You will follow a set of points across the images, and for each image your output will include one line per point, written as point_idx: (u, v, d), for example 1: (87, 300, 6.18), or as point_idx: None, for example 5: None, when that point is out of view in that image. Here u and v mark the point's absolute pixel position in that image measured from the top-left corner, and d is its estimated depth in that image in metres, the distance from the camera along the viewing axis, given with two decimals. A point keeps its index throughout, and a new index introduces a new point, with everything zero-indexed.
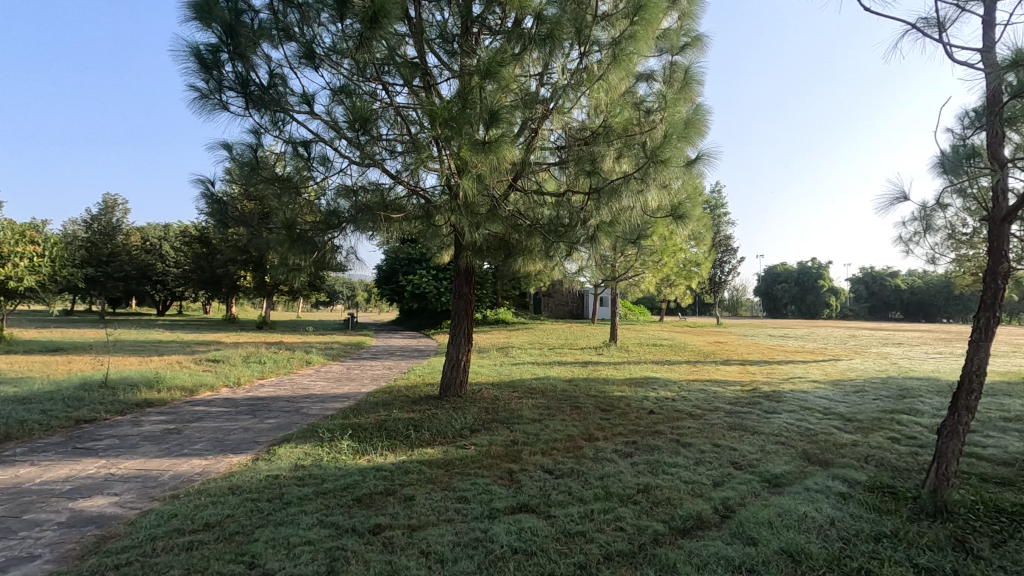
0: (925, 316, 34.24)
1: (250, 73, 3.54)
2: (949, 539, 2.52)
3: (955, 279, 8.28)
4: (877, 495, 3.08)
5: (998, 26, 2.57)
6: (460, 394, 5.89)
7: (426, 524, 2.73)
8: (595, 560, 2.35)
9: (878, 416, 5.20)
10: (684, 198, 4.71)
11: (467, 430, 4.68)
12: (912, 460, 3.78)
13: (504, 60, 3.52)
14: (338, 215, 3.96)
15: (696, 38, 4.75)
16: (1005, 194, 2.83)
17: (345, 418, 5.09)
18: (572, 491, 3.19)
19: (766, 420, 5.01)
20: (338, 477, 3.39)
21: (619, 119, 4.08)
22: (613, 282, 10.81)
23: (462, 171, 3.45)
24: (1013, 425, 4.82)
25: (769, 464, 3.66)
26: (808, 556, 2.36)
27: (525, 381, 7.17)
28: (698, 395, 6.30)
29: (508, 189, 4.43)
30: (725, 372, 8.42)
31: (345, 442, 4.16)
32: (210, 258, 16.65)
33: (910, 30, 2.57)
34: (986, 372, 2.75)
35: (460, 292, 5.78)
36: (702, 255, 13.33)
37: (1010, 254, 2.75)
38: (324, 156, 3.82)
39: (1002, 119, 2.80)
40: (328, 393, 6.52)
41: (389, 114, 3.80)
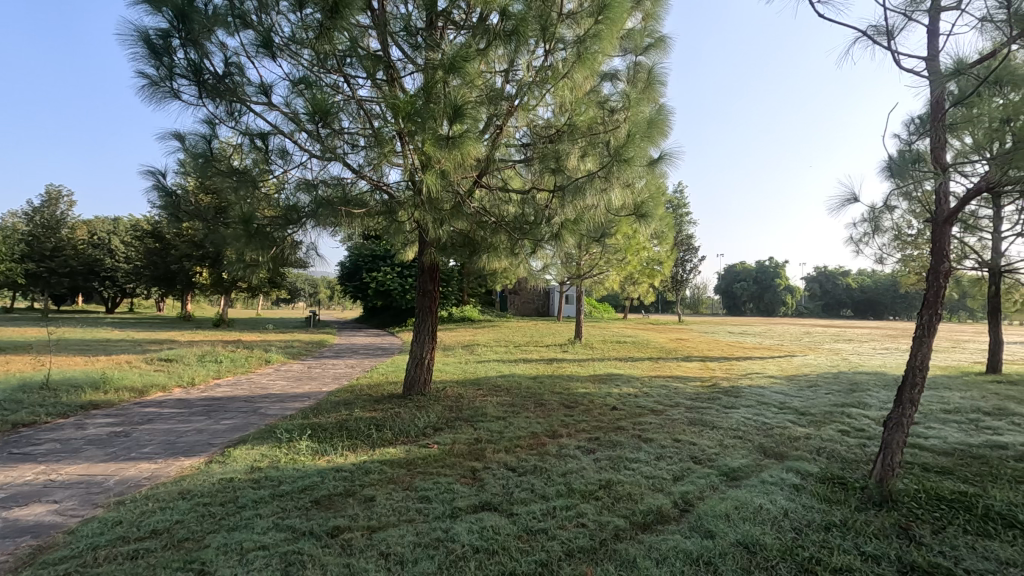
0: (874, 314, 35.91)
1: (204, 61, 3.38)
2: (894, 527, 2.63)
3: (901, 278, 8.72)
4: (828, 486, 3.19)
5: (941, 36, 2.69)
6: (424, 393, 5.81)
7: (387, 525, 2.68)
8: (557, 557, 2.34)
9: (829, 410, 5.40)
10: (648, 197, 4.77)
11: (430, 429, 4.61)
12: (860, 451, 3.94)
13: (468, 54, 3.46)
14: (297, 210, 3.83)
15: (660, 39, 4.81)
16: (947, 197, 2.95)
17: (305, 418, 4.96)
18: (534, 489, 3.18)
19: (725, 415, 5.12)
20: (296, 479, 3.30)
21: (584, 117, 4.11)
22: (579, 280, 10.95)
23: (425, 167, 3.41)
24: (952, 417, 5.08)
25: (727, 458, 3.74)
26: (762, 548, 2.41)
27: (490, 379, 7.12)
28: (660, 391, 6.42)
29: (473, 186, 4.40)
30: (686, 368, 8.61)
31: (304, 442, 4.06)
32: (163, 254, 16.00)
33: (861, 36, 2.66)
34: (929, 366, 2.86)
35: (424, 289, 5.70)
36: (665, 254, 13.65)
37: (951, 254, 2.86)
38: (283, 149, 3.70)
39: (944, 127, 2.83)
40: (288, 393, 6.35)
41: (351, 107, 3.69)
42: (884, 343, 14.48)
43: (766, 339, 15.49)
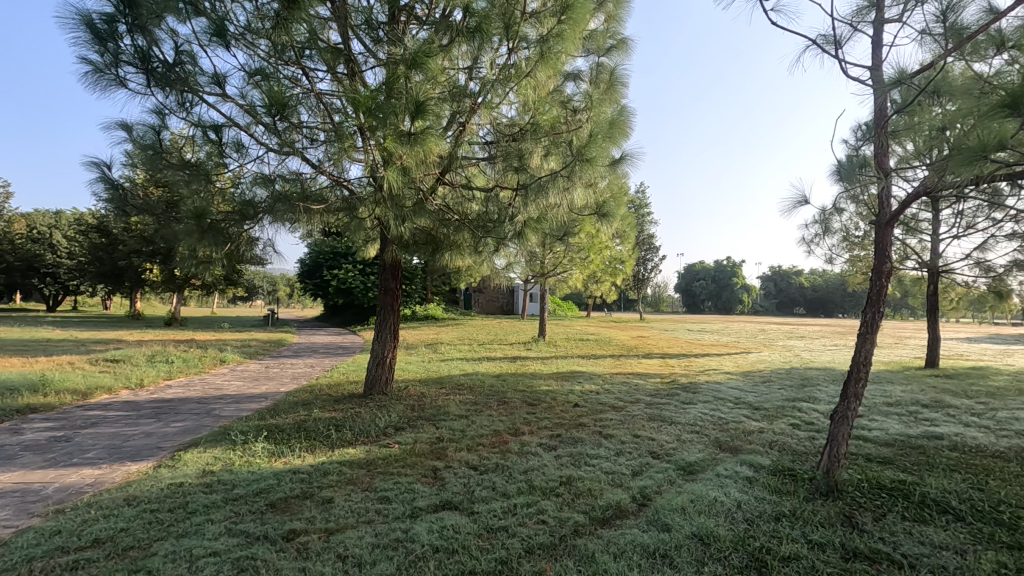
0: (824, 312, 37.49)
1: (153, 48, 3.22)
2: (839, 516, 2.75)
3: (849, 277, 9.13)
4: (779, 477, 3.31)
5: (884, 46, 2.81)
6: (385, 392, 5.73)
7: (345, 527, 2.63)
8: (516, 555, 2.35)
9: (781, 405, 5.60)
10: (610, 197, 4.84)
11: (390, 429, 4.55)
12: (809, 444, 4.10)
13: (431, 50, 3.42)
14: (253, 205, 3.71)
15: (622, 41, 4.91)
16: (889, 200, 3.10)
17: (261, 419, 4.83)
18: (495, 487, 3.18)
19: (683, 411, 5.25)
20: (251, 482, 3.20)
21: (547, 117, 4.13)
22: (543, 278, 11.07)
23: (387, 162, 3.36)
24: (893, 409, 5.35)
25: (684, 453, 3.83)
26: (715, 539, 2.48)
27: (453, 377, 7.08)
28: (621, 388, 6.53)
29: (436, 183, 4.35)
30: (647, 365, 8.78)
31: (260, 444, 3.94)
32: (110, 249, 15.26)
33: (810, 45, 2.76)
34: (872, 362, 2.99)
35: (386, 287, 5.62)
36: (627, 253, 13.89)
37: (893, 255, 3.01)
38: (238, 142, 3.58)
39: (887, 133, 2.97)
40: (244, 393, 6.16)
41: (310, 100, 3.59)
42: (837, 343, 13.98)
43: (726, 338, 15.01)
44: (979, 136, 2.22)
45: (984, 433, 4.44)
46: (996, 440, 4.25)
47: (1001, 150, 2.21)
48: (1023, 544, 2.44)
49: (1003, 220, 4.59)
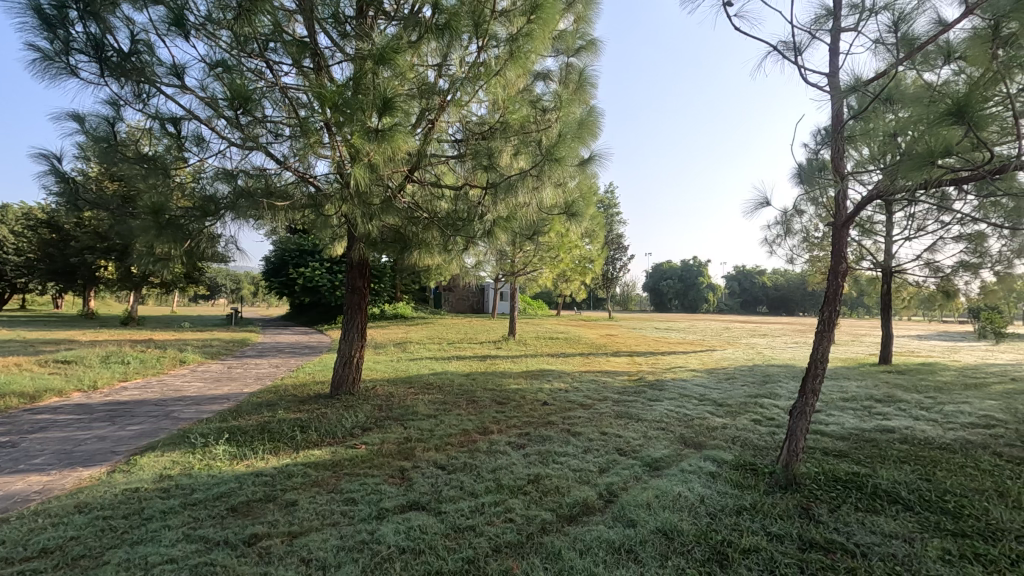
0: (786, 310, 38.63)
1: (107, 36, 3.07)
2: (797, 508, 2.84)
3: (809, 277, 9.43)
4: (740, 472, 3.40)
5: (841, 54, 2.91)
6: (352, 393, 5.64)
7: (309, 530, 2.58)
8: (483, 554, 2.35)
9: (744, 401, 5.75)
10: (578, 196, 4.89)
11: (357, 429, 4.50)
12: (770, 439, 4.22)
13: (400, 46, 3.37)
14: (215, 200, 3.60)
15: (592, 42, 4.95)
16: (845, 202, 3.22)
17: (222, 421, 4.70)
18: (463, 486, 3.17)
19: (650, 408, 5.35)
20: (211, 486, 3.11)
21: (517, 115, 4.13)
22: (513, 276, 11.11)
23: (354, 159, 3.31)
24: (849, 404, 5.56)
25: (650, 449, 3.90)
26: (679, 533, 2.54)
27: (421, 377, 7.03)
28: (589, 386, 6.59)
29: (405, 181, 4.30)
30: (615, 363, 8.89)
31: (221, 447, 3.83)
32: (62, 246, 14.63)
33: (771, 51, 2.85)
34: (829, 359, 3.10)
35: (353, 286, 5.53)
36: (596, 253, 14.04)
37: (849, 255, 3.12)
38: (199, 135, 3.47)
39: (843, 138, 3.08)
40: (205, 395, 5.98)
41: (274, 94, 3.52)
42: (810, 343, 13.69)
43: (699, 339, 14.65)
44: (928, 144, 2.31)
45: (933, 426, 4.66)
46: (943, 432, 4.46)
47: (947, 157, 2.32)
48: (965, 531, 2.57)
49: (951, 222, 4.83)
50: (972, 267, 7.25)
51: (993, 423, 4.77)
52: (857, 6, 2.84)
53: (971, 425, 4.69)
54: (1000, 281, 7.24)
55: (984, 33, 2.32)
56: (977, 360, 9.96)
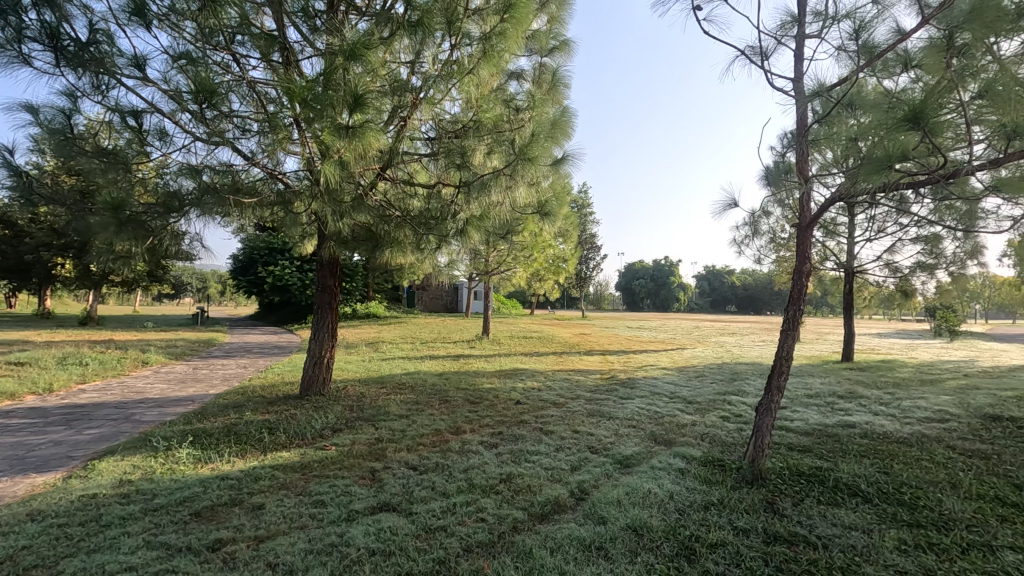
0: (754, 310, 39.53)
1: (63, 24, 2.93)
2: (762, 502, 2.91)
3: (776, 276, 9.68)
4: (709, 468, 3.47)
5: (804, 60, 3.00)
6: (323, 393, 5.55)
7: (276, 534, 2.53)
8: (454, 554, 2.34)
9: (713, 398, 5.86)
10: (552, 196, 4.91)
11: (327, 430, 4.43)
12: (737, 435, 4.32)
13: (371, 43, 3.32)
14: (179, 196, 3.42)
15: (565, 43, 4.98)
16: (810, 204, 3.31)
17: (186, 424, 4.57)
18: (435, 487, 3.15)
19: (621, 406, 5.41)
20: (174, 491, 3.02)
21: (490, 114, 4.12)
22: (487, 276, 11.11)
23: (324, 156, 3.26)
24: (813, 400, 5.72)
25: (621, 447, 3.94)
26: (648, 529, 2.57)
27: (394, 376, 6.96)
28: (562, 385, 6.63)
29: (377, 179, 4.25)
30: (587, 362, 8.96)
31: (185, 450, 3.72)
32: (15, 243, 13.99)
33: (739, 55, 2.91)
34: (794, 356, 3.19)
35: (324, 285, 5.44)
36: (570, 252, 14.11)
37: (813, 256, 3.21)
38: (162, 129, 3.37)
39: (808, 142, 3.16)
40: (169, 397, 5.81)
41: (241, 89, 3.41)
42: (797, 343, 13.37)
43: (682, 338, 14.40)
44: (887, 148, 2.39)
45: (891, 421, 4.83)
46: (901, 427, 4.63)
47: (904, 161, 2.40)
48: (920, 521, 2.67)
49: (908, 224, 5.01)
50: (929, 268, 7.54)
51: (947, 417, 4.98)
52: (820, 14, 2.92)
53: (927, 420, 4.88)
54: (954, 281, 7.55)
55: (938, 43, 2.41)
56: (932, 357, 10.37)
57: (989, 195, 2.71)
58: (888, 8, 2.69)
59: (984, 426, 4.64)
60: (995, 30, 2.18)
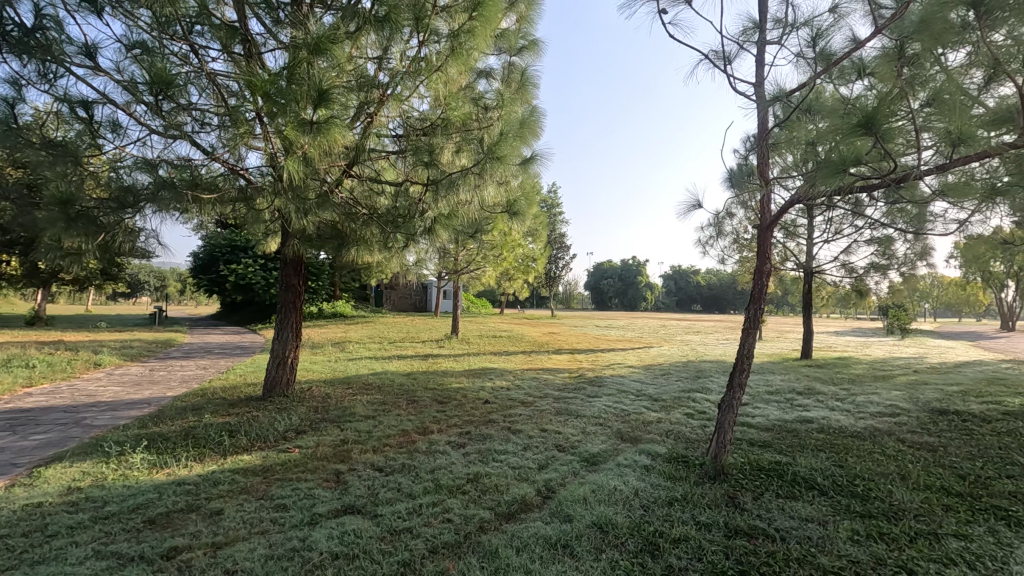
0: (719, 309, 40.49)
1: (6, 8, 2.76)
2: (724, 497, 2.98)
3: (739, 276, 9.93)
4: (673, 464, 3.53)
5: (765, 65, 3.07)
6: (287, 394, 5.42)
7: (234, 540, 2.45)
8: (419, 556, 2.31)
9: (678, 396, 5.97)
10: (520, 195, 4.91)
11: (291, 432, 4.34)
12: (700, 432, 4.41)
13: (337, 37, 3.26)
14: (134, 190, 3.31)
15: (533, 43, 4.99)
16: (770, 206, 3.40)
17: (141, 427, 4.39)
18: (401, 488, 3.12)
19: (589, 404, 5.46)
20: (126, 498, 2.90)
21: (458, 112, 4.07)
22: (456, 275, 11.06)
23: (287, 151, 3.17)
24: (774, 397, 5.89)
25: (588, 445, 3.97)
26: (613, 526, 2.59)
27: (361, 377, 6.85)
28: (530, 383, 6.66)
29: (343, 176, 4.17)
30: (556, 361, 9.02)
31: (139, 455, 3.58)
32: None
33: (704, 59, 2.96)
34: (754, 354, 3.27)
35: (288, 284, 5.32)
36: (539, 251, 14.17)
37: (773, 256, 3.30)
38: (115, 121, 3.24)
39: (768, 145, 3.25)
40: (123, 400, 5.57)
41: (201, 81, 3.29)
42: (768, 343, 13.42)
43: (656, 338, 14.29)
44: (842, 152, 2.47)
45: (846, 416, 5.02)
46: (855, 421, 4.82)
47: (858, 165, 2.49)
48: (872, 512, 2.77)
49: (862, 226, 5.20)
50: (882, 268, 7.85)
51: (897, 412, 5.20)
52: (781, 21, 2.99)
53: (879, 414, 5.08)
54: (905, 281, 7.89)
55: (890, 53, 2.51)
56: (884, 354, 10.80)
57: (936, 199, 2.83)
58: (844, 17, 2.78)
59: (931, 419, 4.86)
60: (942, 41, 2.27)
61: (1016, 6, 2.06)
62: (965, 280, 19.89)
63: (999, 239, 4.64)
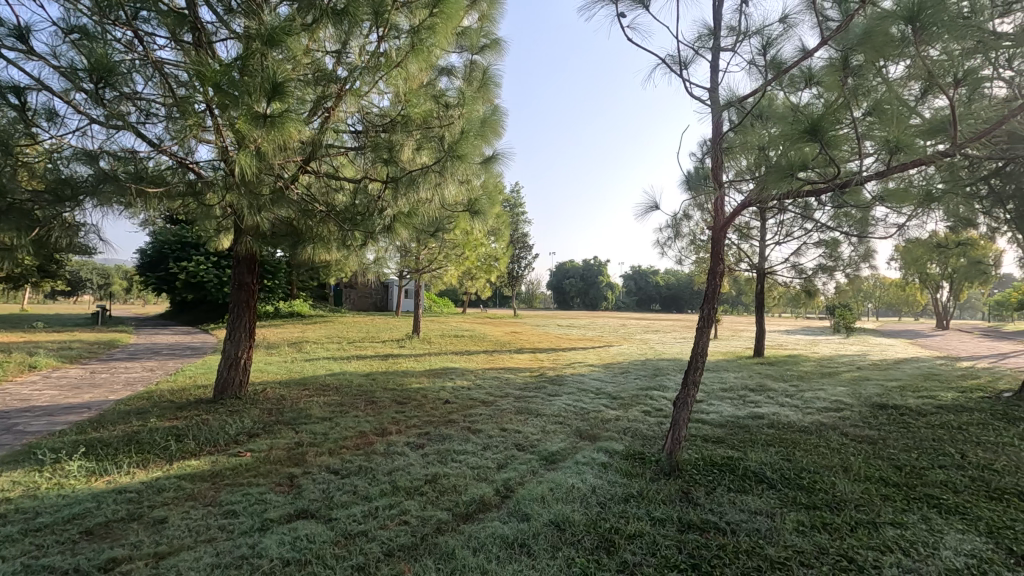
0: (677, 308, 41.51)
1: None
2: (678, 492, 3.04)
3: (696, 276, 10.19)
4: (629, 461, 3.59)
5: (719, 72, 3.15)
6: (239, 396, 5.23)
7: (179, 549, 2.35)
8: (374, 559, 2.27)
9: (636, 393, 6.09)
10: (482, 194, 4.90)
11: (243, 435, 4.19)
12: (657, 429, 4.50)
13: (292, 29, 3.16)
14: (72, 183, 3.05)
15: (495, 41, 4.98)
16: (724, 208, 3.50)
17: (80, 433, 4.16)
18: (357, 491, 3.05)
19: (549, 403, 5.49)
20: (60, 508, 2.73)
21: (419, 110, 3.96)
22: (417, 273, 10.97)
23: (238, 144, 3.05)
24: (728, 394, 6.07)
25: (547, 443, 4.00)
26: (571, 524, 2.62)
27: (318, 378, 6.70)
28: (491, 382, 6.66)
29: (298, 171, 4.06)
30: (518, 360, 9.05)
31: (77, 462, 3.39)
32: None
33: (661, 64, 3.01)
34: (708, 352, 3.35)
35: (241, 282, 5.13)
36: (502, 251, 14.19)
37: (726, 257, 3.39)
38: (52, 109, 2.98)
39: (722, 148, 3.34)
40: (59, 404, 5.26)
41: (146, 69, 3.10)
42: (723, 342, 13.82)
43: (618, 337, 14.50)
44: (789, 157, 2.57)
45: (794, 411, 5.22)
46: (802, 417, 5.01)
47: (804, 170, 2.59)
48: (816, 503, 2.89)
49: (811, 230, 5.41)
50: (829, 269, 8.21)
51: (842, 407, 5.45)
52: (734, 29, 3.08)
53: (825, 409, 5.31)
54: (850, 281, 8.27)
55: (836, 63, 2.62)
56: (830, 352, 11.31)
57: (877, 203, 2.96)
58: (793, 28, 2.89)
59: (872, 414, 5.11)
60: (883, 52, 2.37)
61: (949, 22, 2.18)
62: (906, 281, 20.98)
63: (935, 243, 4.92)
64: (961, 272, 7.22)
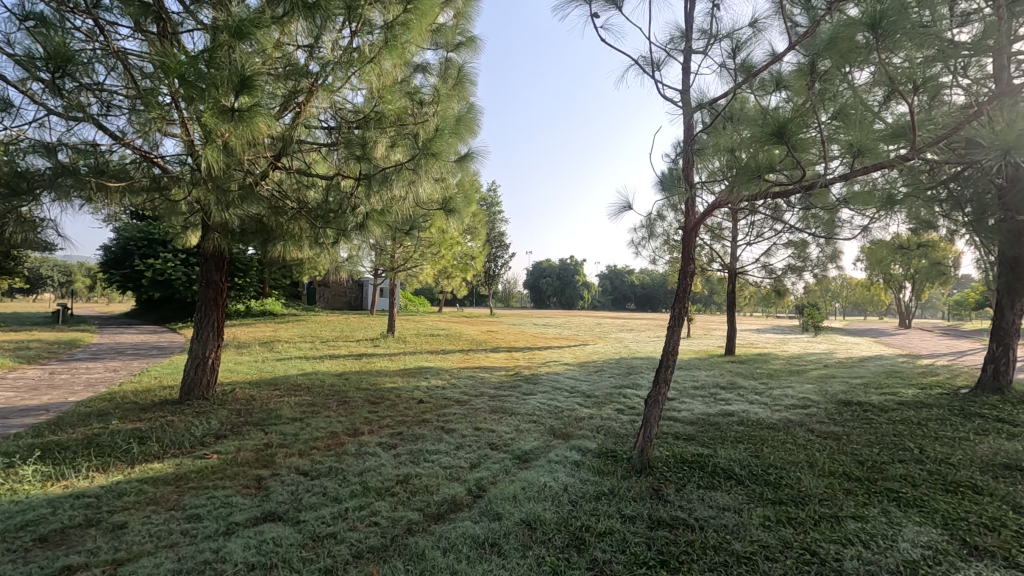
0: (652, 308, 41.99)
1: None
2: (649, 490, 3.07)
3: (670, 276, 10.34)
4: (602, 459, 3.60)
5: (691, 74, 3.19)
6: (207, 397, 5.10)
7: (139, 555, 2.27)
8: (342, 562, 2.23)
9: (610, 392, 6.13)
10: (457, 193, 4.86)
11: (209, 438, 4.08)
12: (630, 427, 4.53)
13: (262, 21, 3.08)
14: (27, 176, 2.93)
15: (471, 39, 4.96)
16: (695, 208, 3.54)
17: (36, 436, 4.00)
18: (327, 492, 3.00)
19: (523, 401, 5.50)
20: (13, 515, 2.62)
21: (393, 106, 3.91)
22: (392, 272, 10.89)
23: (204, 138, 2.95)
24: (700, 391, 6.16)
25: (521, 442, 3.99)
26: (542, 523, 2.61)
27: (289, 377, 6.58)
28: (465, 382, 6.64)
29: (269, 167, 3.97)
30: (494, 359, 9.03)
31: (32, 467, 3.25)
32: None
33: (633, 64, 3.04)
34: (679, 350, 3.39)
35: (208, 280, 5.00)
36: (478, 250, 14.18)
37: (696, 256, 3.43)
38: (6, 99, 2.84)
39: (693, 149, 3.37)
40: (15, 406, 5.06)
41: (109, 60, 2.99)
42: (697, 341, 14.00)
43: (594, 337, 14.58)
44: (757, 158, 2.62)
45: (763, 408, 5.32)
46: (771, 414, 5.11)
47: (771, 170, 2.64)
48: (782, 498, 2.95)
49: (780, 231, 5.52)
50: (797, 269, 8.42)
51: (808, 404, 5.57)
52: (705, 31, 3.12)
53: (794, 406, 5.43)
54: (818, 282, 8.48)
55: (805, 67, 2.67)
56: (799, 350, 11.57)
57: (842, 206, 3.03)
58: (761, 32, 2.95)
59: (838, 410, 5.24)
60: (849, 58, 2.42)
61: (911, 30, 2.26)
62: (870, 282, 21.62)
63: (897, 244, 5.06)
64: (922, 273, 7.45)
